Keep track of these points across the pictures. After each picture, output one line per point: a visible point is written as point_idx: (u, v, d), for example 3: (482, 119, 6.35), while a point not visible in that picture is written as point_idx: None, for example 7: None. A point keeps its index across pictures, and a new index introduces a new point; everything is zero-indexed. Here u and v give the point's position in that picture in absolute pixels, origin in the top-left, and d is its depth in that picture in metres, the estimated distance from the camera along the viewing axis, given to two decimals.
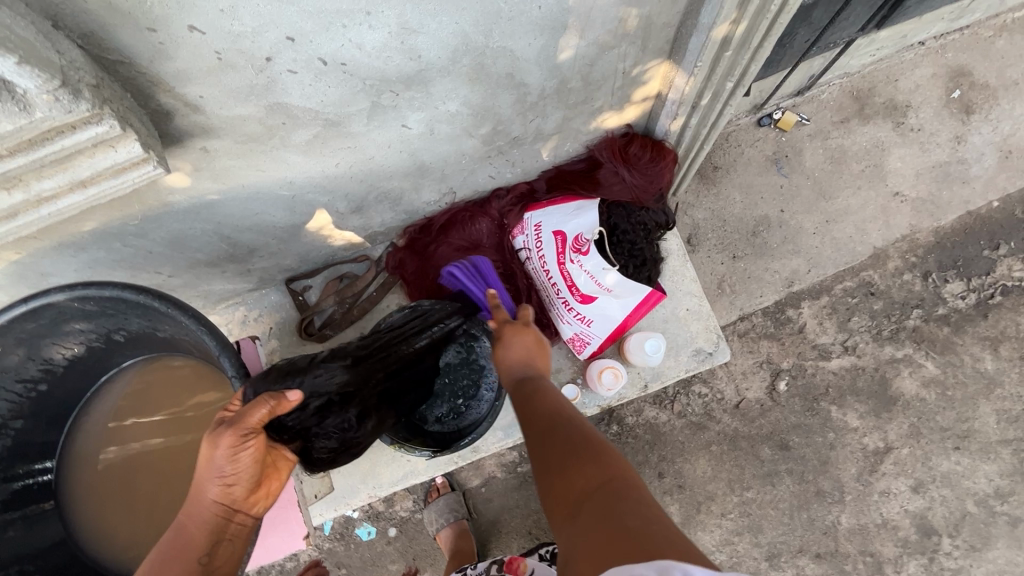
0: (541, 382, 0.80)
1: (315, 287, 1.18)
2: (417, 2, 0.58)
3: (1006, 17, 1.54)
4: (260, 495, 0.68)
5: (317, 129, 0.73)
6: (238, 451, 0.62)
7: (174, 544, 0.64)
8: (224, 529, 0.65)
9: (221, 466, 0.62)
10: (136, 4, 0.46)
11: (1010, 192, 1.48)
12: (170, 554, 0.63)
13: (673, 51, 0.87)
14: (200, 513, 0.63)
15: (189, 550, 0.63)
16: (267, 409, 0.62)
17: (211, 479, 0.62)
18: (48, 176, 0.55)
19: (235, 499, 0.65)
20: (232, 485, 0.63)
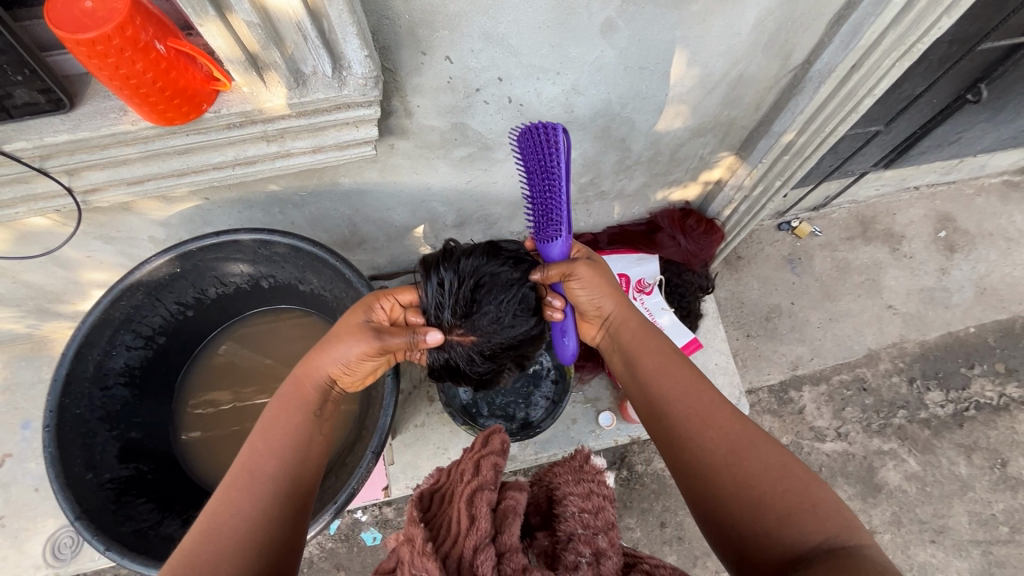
0: (641, 330, 0.77)
1: (391, 289, 1.31)
2: (592, 73, 0.79)
3: (984, 181, 1.87)
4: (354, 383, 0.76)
5: (473, 150, 0.92)
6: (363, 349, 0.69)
7: (283, 402, 0.69)
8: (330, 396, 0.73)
9: (349, 359, 0.70)
10: (427, 35, 0.66)
11: (984, 322, 1.73)
12: (283, 409, 0.68)
13: (741, 149, 1.11)
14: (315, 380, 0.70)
15: (303, 408, 0.69)
16: (408, 343, 0.68)
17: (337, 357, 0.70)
18: (304, 137, 0.72)
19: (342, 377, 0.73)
20: (347, 371, 0.71)
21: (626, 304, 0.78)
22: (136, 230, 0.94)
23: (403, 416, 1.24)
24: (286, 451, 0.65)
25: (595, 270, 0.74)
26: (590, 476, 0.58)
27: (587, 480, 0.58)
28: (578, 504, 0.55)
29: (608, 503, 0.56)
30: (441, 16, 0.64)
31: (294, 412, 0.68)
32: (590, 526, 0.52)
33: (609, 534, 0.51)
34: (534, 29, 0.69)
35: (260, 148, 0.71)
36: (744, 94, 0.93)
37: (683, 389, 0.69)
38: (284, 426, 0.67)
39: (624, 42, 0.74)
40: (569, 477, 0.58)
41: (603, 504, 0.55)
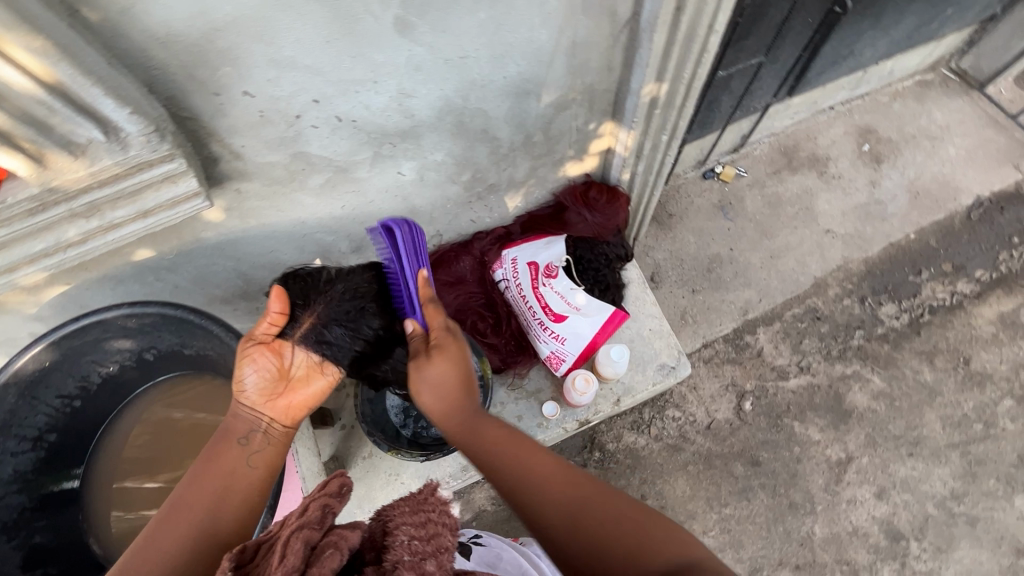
0: (484, 419, 0.76)
1: None
2: (412, 74, 0.77)
3: (897, 86, 1.85)
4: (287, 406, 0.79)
5: (329, 175, 0.89)
6: (256, 360, 0.77)
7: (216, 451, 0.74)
8: (258, 431, 0.77)
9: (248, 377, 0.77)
10: (209, 76, 0.64)
11: (923, 226, 1.71)
12: (206, 456, 0.73)
13: (614, 113, 1.08)
14: (237, 417, 0.77)
15: (222, 449, 0.74)
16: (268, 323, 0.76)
17: (239, 383, 0.77)
18: (121, 206, 0.68)
19: (263, 402, 0.78)
20: (255, 395, 0.78)
21: (469, 393, 0.78)
22: (9, 330, 0.91)
23: (348, 451, 1.19)
24: (202, 493, 0.69)
25: (446, 355, 0.78)
26: (431, 506, 0.58)
27: (427, 510, 0.57)
28: (409, 533, 0.54)
29: (447, 531, 0.56)
30: (214, 54, 0.62)
31: (214, 457, 0.73)
32: (419, 552, 0.52)
33: (437, 558, 0.52)
34: (322, 44, 0.66)
35: (79, 227, 0.68)
36: (588, 59, 0.90)
37: (545, 471, 0.69)
38: (204, 470, 0.71)
39: (429, 37, 0.72)
40: (407, 508, 0.57)
41: (440, 531, 0.55)
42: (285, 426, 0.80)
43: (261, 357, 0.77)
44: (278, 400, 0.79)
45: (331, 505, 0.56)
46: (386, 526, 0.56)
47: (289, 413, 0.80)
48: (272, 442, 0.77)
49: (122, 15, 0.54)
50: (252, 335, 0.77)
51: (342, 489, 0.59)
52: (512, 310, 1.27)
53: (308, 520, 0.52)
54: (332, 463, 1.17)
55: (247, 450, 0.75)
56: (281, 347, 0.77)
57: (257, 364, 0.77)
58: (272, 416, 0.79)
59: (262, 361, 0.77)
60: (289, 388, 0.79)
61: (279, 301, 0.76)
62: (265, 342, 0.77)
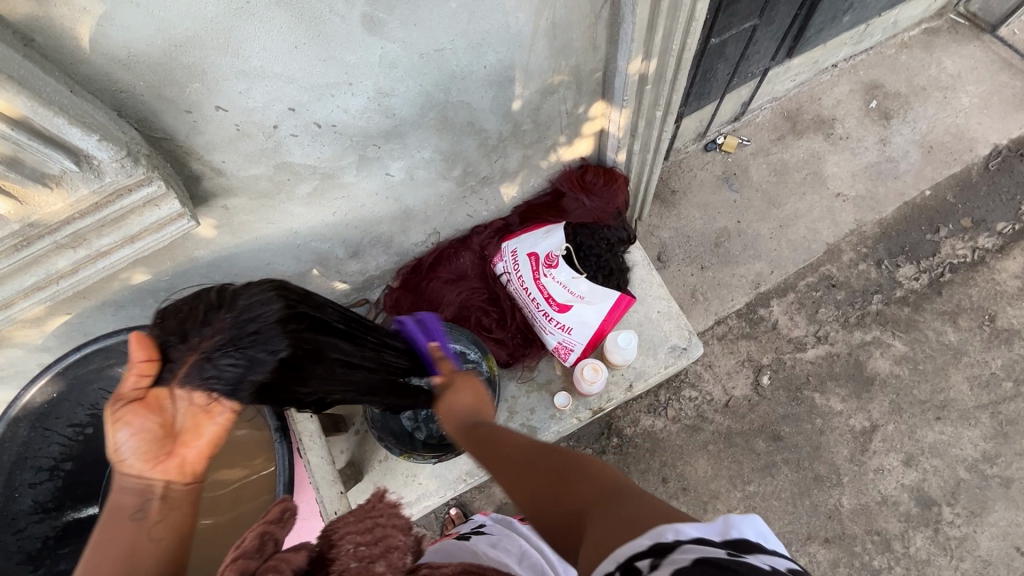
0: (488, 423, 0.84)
1: None
2: (388, 72, 0.75)
3: (902, 37, 1.77)
4: (176, 463, 0.65)
5: (315, 182, 0.88)
6: (128, 421, 0.64)
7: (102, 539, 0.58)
8: (154, 497, 0.63)
9: (124, 442, 0.63)
10: (177, 93, 0.62)
11: (939, 181, 1.65)
12: (100, 537, 0.59)
13: (604, 92, 1.05)
14: (121, 491, 0.62)
15: (113, 524, 0.59)
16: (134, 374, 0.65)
17: (115, 452, 0.63)
18: (106, 233, 0.68)
19: (150, 464, 0.64)
20: (142, 456, 0.64)
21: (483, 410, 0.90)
22: (19, 362, 0.91)
23: (364, 456, 1.20)
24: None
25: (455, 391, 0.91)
26: (379, 512, 0.54)
27: (375, 516, 0.54)
28: (355, 541, 0.51)
29: (397, 531, 0.54)
30: (179, 71, 0.60)
31: (107, 531, 0.58)
32: (366, 555, 0.50)
33: (388, 558, 0.51)
34: (290, 51, 0.64)
35: (68, 258, 0.68)
36: (571, 39, 0.87)
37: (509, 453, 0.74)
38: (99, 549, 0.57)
39: (400, 32, 0.70)
40: (353, 518, 0.54)
41: (389, 532, 0.53)
42: (183, 487, 0.65)
43: (137, 414, 0.64)
44: (167, 461, 0.65)
45: (271, 531, 0.54)
46: (331, 540, 0.51)
47: (186, 469, 0.66)
48: (173, 508, 0.63)
49: (78, 39, 0.53)
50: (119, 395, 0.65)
51: (282, 514, 0.58)
52: (516, 303, 1.25)
53: (246, 550, 0.49)
54: (349, 468, 1.17)
55: (146, 519, 0.60)
56: (159, 399, 0.66)
57: (133, 426, 0.64)
58: (166, 477, 0.64)
59: (139, 421, 0.64)
60: (180, 444, 0.66)
61: (142, 347, 0.66)
62: (138, 398, 0.65)
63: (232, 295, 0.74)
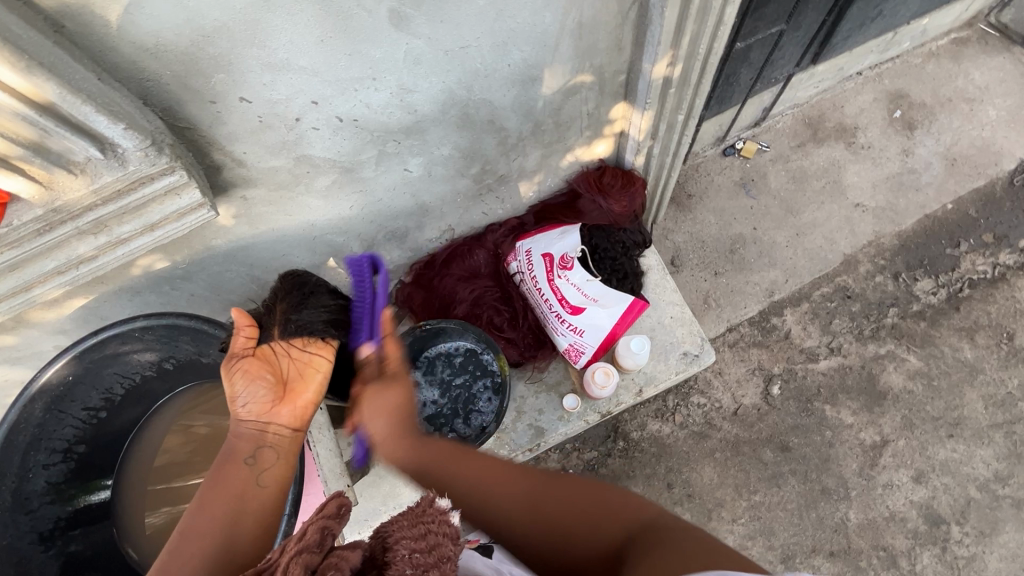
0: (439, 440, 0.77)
1: None
2: (412, 68, 0.74)
3: (929, 46, 1.74)
4: (285, 411, 0.78)
5: (334, 176, 0.88)
6: (241, 372, 0.76)
7: (219, 484, 0.69)
8: (264, 446, 0.75)
9: (242, 394, 0.76)
10: (203, 84, 0.62)
11: (961, 195, 1.62)
12: (216, 476, 0.70)
13: (627, 94, 1.03)
14: (237, 435, 0.75)
15: (230, 463, 0.71)
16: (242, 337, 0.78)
17: (232, 399, 0.76)
18: (127, 221, 0.68)
19: (266, 411, 0.77)
20: (260, 405, 0.77)
21: (407, 429, 0.79)
22: (36, 344, 0.91)
23: (371, 449, 1.20)
24: (216, 508, 0.66)
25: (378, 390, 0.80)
26: (430, 517, 0.52)
27: (427, 521, 0.52)
28: (409, 546, 0.49)
29: (449, 540, 0.51)
30: (205, 61, 0.60)
31: (226, 469, 0.71)
32: (419, 565, 0.47)
33: (441, 568, 0.48)
34: (316, 44, 0.64)
35: (89, 244, 0.68)
36: (596, 40, 0.86)
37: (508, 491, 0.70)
38: (213, 484, 0.69)
39: (426, 28, 0.69)
40: (406, 521, 0.52)
41: (442, 541, 0.50)
42: (291, 431, 0.78)
43: (254, 366, 0.77)
44: (281, 408, 0.78)
45: (330, 526, 0.54)
46: (384, 542, 0.50)
47: (294, 419, 0.78)
48: (280, 453, 0.75)
49: (109, 29, 0.53)
50: (234, 352, 0.78)
51: (340, 509, 0.57)
52: (528, 303, 1.24)
53: (308, 543, 0.51)
54: (355, 461, 1.17)
55: (258, 466, 0.72)
56: (267, 354, 0.78)
57: (247, 383, 0.76)
58: (278, 425, 0.77)
59: (254, 375, 0.77)
60: (289, 395, 0.79)
61: (245, 315, 0.79)
62: (251, 353, 0.78)
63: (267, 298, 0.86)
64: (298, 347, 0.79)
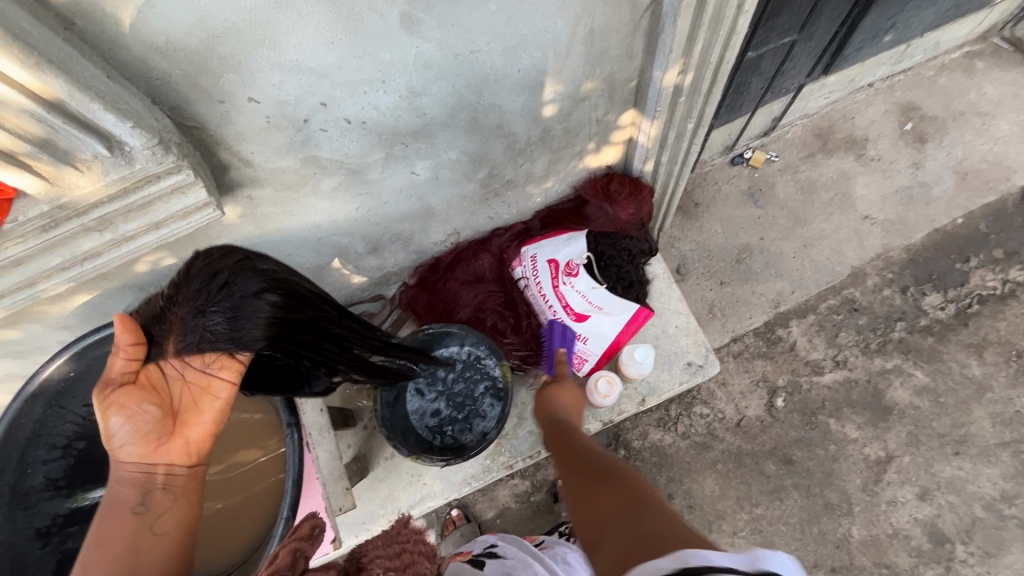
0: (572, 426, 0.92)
1: None
2: (421, 72, 0.74)
3: (942, 59, 1.72)
4: (177, 443, 0.71)
5: (341, 178, 0.87)
6: (118, 405, 0.68)
7: (101, 537, 0.65)
8: (156, 487, 0.69)
9: (121, 429, 0.68)
10: (212, 83, 0.62)
11: (972, 210, 1.60)
12: (104, 527, 0.65)
13: (636, 101, 1.03)
14: (119, 481, 0.68)
15: (115, 512, 0.66)
16: (124, 358, 0.69)
17: (109, 435, 0.68)
18: (133, 218, 0.67)
19: (151, 447, 0.69)
20: (144, 440, 0.69)
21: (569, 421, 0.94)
22: (39, 339, 0.91)
23: (371, 452, 1.19)
24: (102, 567, 0.62)
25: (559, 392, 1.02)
26: (406, 537, 0.58)
27: (401, 540, 0.57)
28: (384, 564, 0.53)
29: (423, 558, 0.57)
30: (215, 61, 0.60)
31: (111, 521, 0.65)
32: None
33: None
34: (326, 46, 0.64)
35: (94, 240, 0.68)
36: (608, 47, 0.85)
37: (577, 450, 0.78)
38: (103, 539, 0.65)
39: (437, 32, 0.69)
40: (379, 542, 0.57)
41: (416, 558, 0.56)
42: (188, 465, 0.72)
43: (132, 397, 0.68)
44: (172, 441, 0.71)
45: (300, 548, 0.58)
46: (360, 562, 0.54)
47: (188, 451, 0.72)
48: (174, 489, 0.70)
49: (119, 26, 0.52)
50: (108, 380, 0.69)
51: (313, 531, 0.61)
52: (532, 309, 1.24)
53: (280, 566, 0.54)
54: (354, 464, 1.16)
55: (150, 512, 0.67)
56: (149, 379, 0.70)
57: (128, 415, 0.68)
58: (168, 459, 0.71)
59: (135, 406, 0.69)
60: (179, 425, 0.71)
61: (129, 331, 0.69)
62: (130, 381, 0.69)
63: (173, 283, 0.72)
64: (192, 365, 0.69)
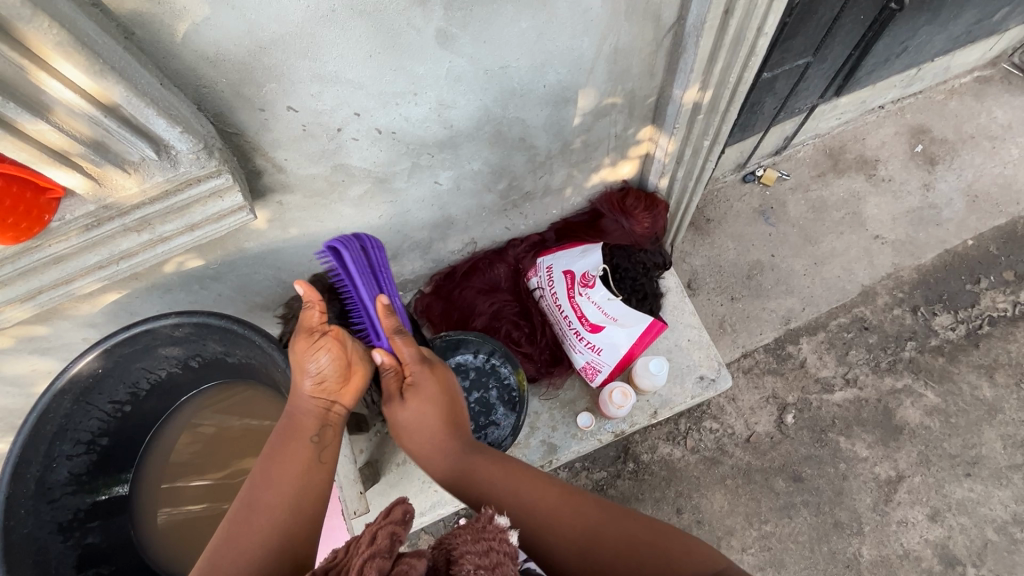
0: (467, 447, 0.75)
1: None
2: (451, 85, 0.76)
3: (952, 83, 1.75)
4: (350, 389, 0.75)
5: (368, 186, 0.90)
6: (318, 345, 0.70)
7: (278, 455, 0.66)
8: (329, 424, 0.72)
9: (314, 367, 0.70)
10: (255, 92, 0.65)
11: (982, 232, 1.61)
12: (280, 449, 0.67)
13: (655, 118, 1.05)
14: (302, 411, 0.71)
15: (298, 437, 0.68)
16: (318, 312, 0.71)
17: (303, 369, 0.70)
18: (171, 220, 0.70)
19: (334, 389, 0.73)
20: (324, 382, 0.72)
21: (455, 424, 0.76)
22: (66, 335, 0.93)
23: (383, 457, 1.20)
24: (280, 491, 0.63)
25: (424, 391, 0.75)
26: (492, 534, 0.54)
27: (489, 538, 0.54)
28: (474, 562, 0.51)
29: (509, 560, 0.53)
30: (259, 71, 0.62)
31: (288, 444, 0.67)
32: None
33: None
34: (364, 59, 0.66)
35: (131, 240, 0.70)
36: (630, 65, 0.88)
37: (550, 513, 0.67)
38: (280, 462, 0.66)
39: (469, 48, 0.71)
40: (469, 535, 0.55)
41: (504, 559, 0.52)
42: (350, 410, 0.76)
43: (334, 347, 0.71)
44: (346, 387, 0.75)
45: (397, 531, 0.54)
46: (450, 554, 0.53)
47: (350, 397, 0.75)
48: (336, 430, 0.72)
49: (175, 36, 0.55)
50: (311, 328, 0.71)
51: (406, 515, 0.56)
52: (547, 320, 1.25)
53: (378, 548, 0.51)
54: (367, 469, 1.17)
55: (323, 445, 0.69)
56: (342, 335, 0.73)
57: (327, 356, 0.71)
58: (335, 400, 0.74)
59: (331, 353, 0.71)
60: (355, 374, 0.75)
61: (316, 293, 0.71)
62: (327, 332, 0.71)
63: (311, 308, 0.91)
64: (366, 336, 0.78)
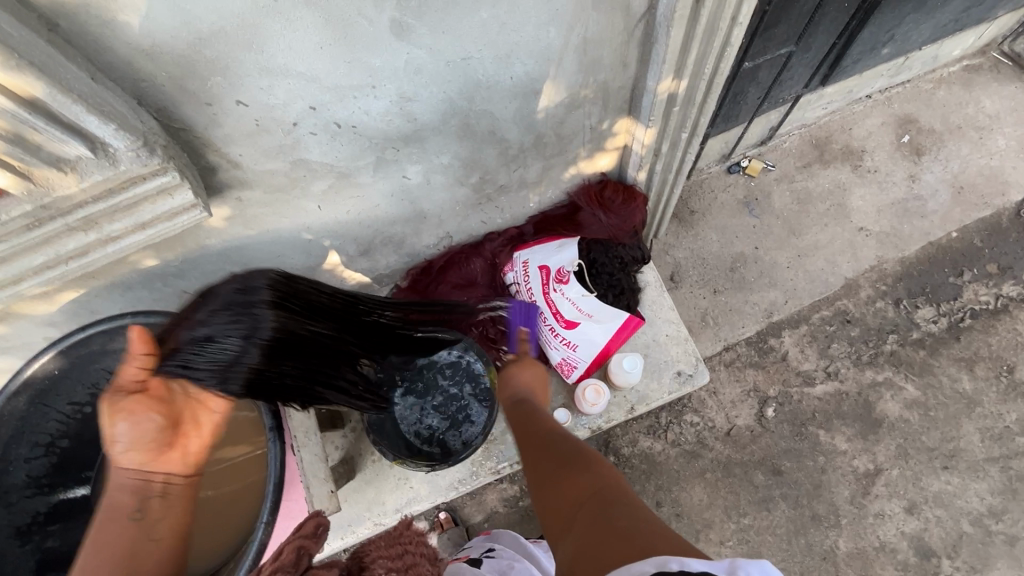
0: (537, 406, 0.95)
1: None
2: (411, 77, 0.74)
3: (941, 71, 1.72)
4: (174, 454, 0.71)
5: (331, 181, 0.87)
6: (124, 410, 0.67)
7: (98, 536, 0.66)
8: (154, 494, 0.69)
9: (122, 434, 0.67)
10: (199, 85, 0.62)
11: (967, 224, 1.60)
12: (105, 533, 0.66)
13: (631, 109, 1.02)
14: (118, 486, 0.68)
15: (114, 517, 0.66)
16: (134, 368, 0.68)
17: (112, 438, 0.67)
18: (118, 219, 0.67)
19: (150, 457, 0.69)
20: (138, 449, 0.68)
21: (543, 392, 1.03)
22: (26, 335, 0.91)
23: (358, 453, 1.19)
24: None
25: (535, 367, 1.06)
26: (406, 539, 0.63)
27: (403, 543, 0.62)
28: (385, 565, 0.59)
29: (424, 560, 0.61)
30: (201, 64, 0.59)
31: (110, 525, 0.66)
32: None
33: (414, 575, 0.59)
34: (315, 50, 0.63)
35: (78, 240, 0.67)
36: (601, 57, 0.85)
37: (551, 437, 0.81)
38: (99, 546, 0.65)
39: (428, 38, 0.68)
40: (383, 543, 0.63)
41: (417, 560, 0.60)
42: (187, 475, 0.73)
43: (145, 409, 0.67)
44: (171, 452, 0.71)
45: (306, 545, 0.62)
46: (361, 562, 0.60)
47: (186, 464, 0.73)
48: (172, 501, 0.70)
49: (103, 26, 0.52)
50: (122, 385, 0.68)
51: (317, 529, 0.65)
52: None
53: (283, 563, 0.59)
54: (341, 466, 1.16)
55: (147, 520, 0.67)
56: (162, 390, 0.69)
57: (130, 420, 0.67)
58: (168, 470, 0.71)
59: (140, 415, 0.67)
60: (179, 436, 0.71)
61: (144, 342, 0.69)
62: (141, 389, 0.68)
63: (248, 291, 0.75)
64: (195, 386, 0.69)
